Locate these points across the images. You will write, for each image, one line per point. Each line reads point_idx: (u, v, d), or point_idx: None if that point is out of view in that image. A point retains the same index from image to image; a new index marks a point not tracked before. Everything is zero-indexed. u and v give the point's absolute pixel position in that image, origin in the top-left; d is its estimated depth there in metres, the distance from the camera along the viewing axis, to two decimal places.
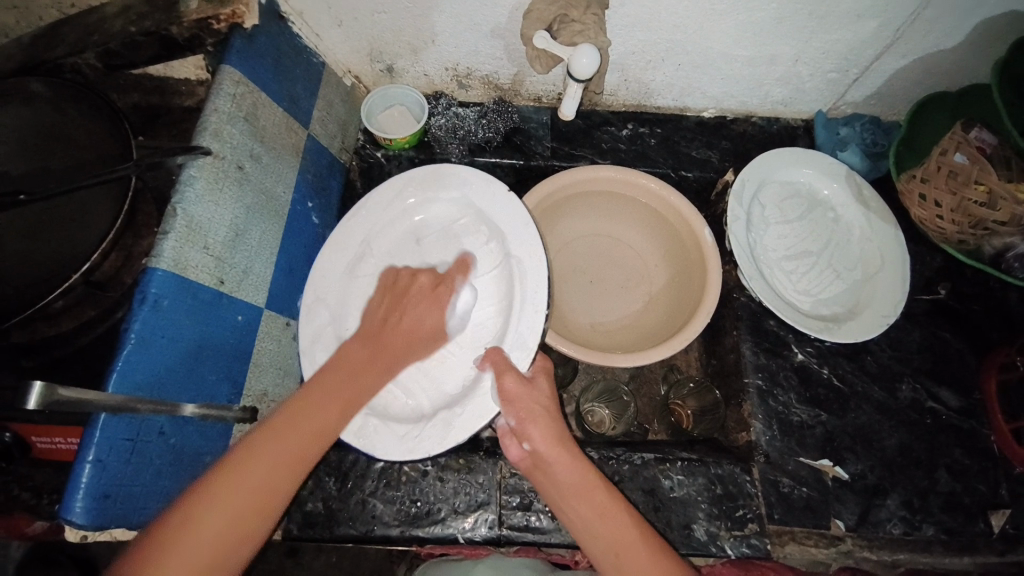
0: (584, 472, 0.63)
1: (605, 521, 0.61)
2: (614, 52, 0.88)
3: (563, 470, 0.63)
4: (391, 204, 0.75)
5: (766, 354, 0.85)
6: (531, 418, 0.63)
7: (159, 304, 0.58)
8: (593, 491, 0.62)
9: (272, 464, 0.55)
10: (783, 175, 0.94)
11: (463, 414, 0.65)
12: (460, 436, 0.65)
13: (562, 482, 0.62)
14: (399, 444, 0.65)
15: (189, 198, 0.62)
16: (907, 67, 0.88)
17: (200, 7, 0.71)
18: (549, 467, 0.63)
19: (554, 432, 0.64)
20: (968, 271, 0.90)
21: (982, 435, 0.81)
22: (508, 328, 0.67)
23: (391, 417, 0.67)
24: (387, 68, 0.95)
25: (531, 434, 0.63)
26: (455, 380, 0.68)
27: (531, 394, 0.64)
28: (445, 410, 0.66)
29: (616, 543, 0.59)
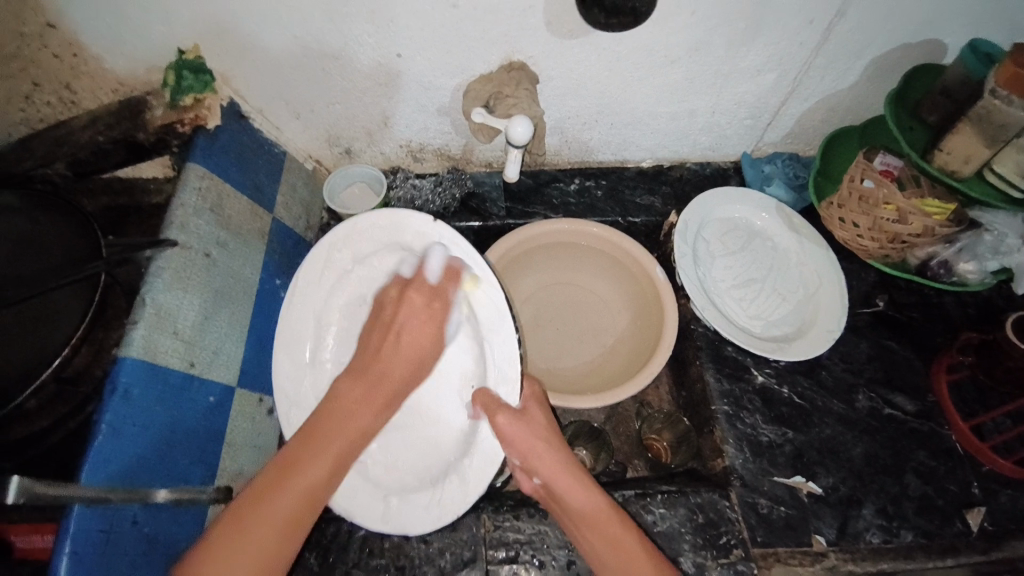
0: (593, 500, 0.66)
1: (614, 552, 0.63)
2: (551, 118, 0.97)
3: (571, 497, 0.66)
4: (329, 272, 0.73)
5: (729, 379, 0.88)
6: (534, 453, 0.68)
7: (130, 393, 0.60)
8: (599, 515, 0.65)
9: (292, 496, 0.60)
10: (720, 213, 1.02)
11: (473, 464, 0.70)
12: (478, 486, 0.69)
13: (574, 510, 0.66)
14: (426, 513, 0.69)
15: (157, 287, 0.66)
16: (811, 109, 0.99)
17: (166, 114, 0.80)
18: (558, 496, 0.67)
19: (557, 460, 0.68)
20: (900, 281, 0.97)
21: (943, 435, 0.85)
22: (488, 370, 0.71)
23: (409, 490, 0.71)
24: (345, 150, 1.01)
25: (538, 467, 0.68)
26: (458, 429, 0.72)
27: (529, 427, 0.69)
28: (456, 466, 0.70)
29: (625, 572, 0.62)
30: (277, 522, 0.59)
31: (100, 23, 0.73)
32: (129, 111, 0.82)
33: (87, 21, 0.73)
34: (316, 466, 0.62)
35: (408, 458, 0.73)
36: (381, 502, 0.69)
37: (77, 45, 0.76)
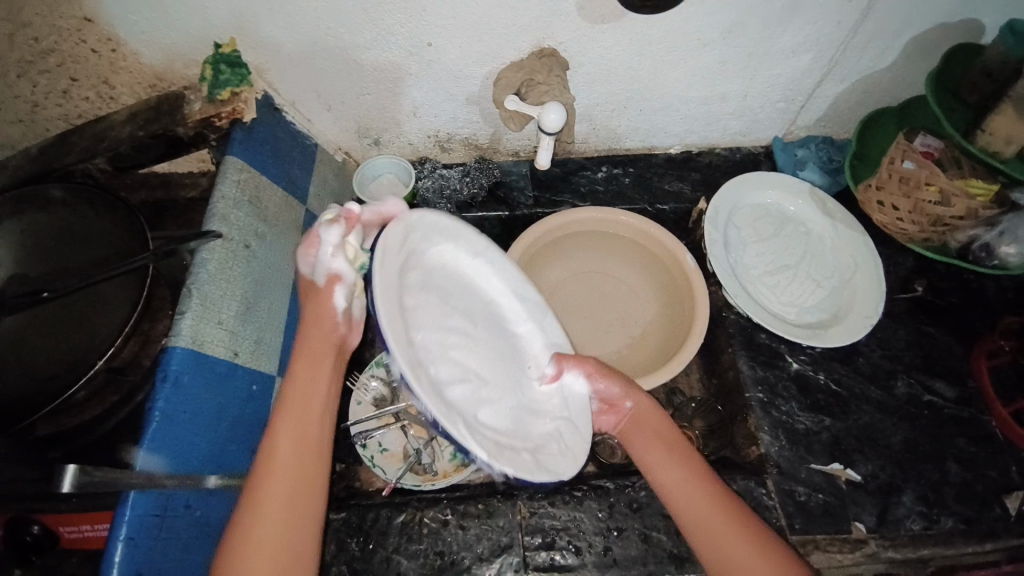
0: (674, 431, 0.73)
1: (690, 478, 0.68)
2: (580, 106, 0.96)
3: (651, 426, 0.73)
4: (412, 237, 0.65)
5: (763, 367, 0.88)
6: (632, 387, 0.74)
7: (180, 380, 0.62)
8: (676, 444, 0.71)
9: (284, 483, 0.58)
10: (751, 199, 1.01)
11: (573, 419, 0.71)
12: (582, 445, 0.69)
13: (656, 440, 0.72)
14: (569, 454, 0.67)
15: (202, 278, 0.67)
16: (847, 90, 0.96)
17: (204, 108, 0.81)
18: (645, 428, 0.73)
19: (648, 403, 0.74)
20: (940, 266, 0.95)
21: (985, 422, 0.83)
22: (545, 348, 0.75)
23: (531, 442, 0.66)
24: (374, 141, 1.02)
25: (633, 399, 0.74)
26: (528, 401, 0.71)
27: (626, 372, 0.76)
28: (558, 429, 0.69)
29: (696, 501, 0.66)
30: (280, 510, 0.57)
31: (138, 18, 0.75)
32: (167, 106, 0.83)
33: (125, 16, 0.74)
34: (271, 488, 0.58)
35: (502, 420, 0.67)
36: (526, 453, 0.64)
37: (115, 39, 0.77)
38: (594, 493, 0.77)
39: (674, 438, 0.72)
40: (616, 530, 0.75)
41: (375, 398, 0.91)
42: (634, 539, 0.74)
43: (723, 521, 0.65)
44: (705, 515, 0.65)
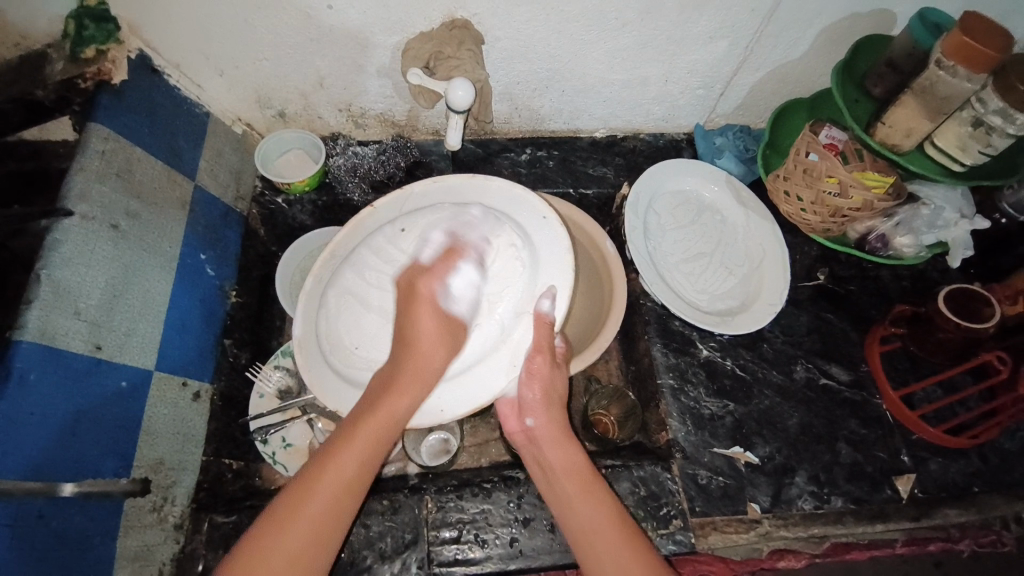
0: (569, 450, 0.69)
1: (588, 500, 0.65)
2: (500, 83, 0.92)
3: (552, 451, 0.68)
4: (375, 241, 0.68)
5: (675, 354, 0.89)
6: (546, 401, 0.69)
7: (26, 379, 0.55)
8: (582, 473, 0.67)
9: (307, 526, 0.56)
10: (671, 186, 1.01)
11: (550, 266, 0.66)
12: (561, 264, 0.66)
13: (553, 456, 0.68)
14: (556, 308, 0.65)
15: (54, 262, 0.60)
16: (763, 79, 0.97)
17: (66, 67, 0.72)
18: (541, 446, 0.69)
19: (557, 421, 0.69)
20: (842, 256, 0.99)
21: (875, 405, 0.88)
22: (537, 246, 0.68)
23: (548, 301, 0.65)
24: (278, 113, 0.94)
25: (535, 412, 0.69)
26: (514, 300, 0.66)
27: (555, 380, 0.68)
28: (552, 294, 0.65)
29: (588, 521, 0.64)
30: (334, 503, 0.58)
31: None
32: (24, 64, 0.72)
33: None
34: (299, 527, 0.56)
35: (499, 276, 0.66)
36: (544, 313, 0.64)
37: None
38: (503, 485, 0.76)
39: (575, 463, 0.68)
40: (523, 520, 0.74)
41: (278, 390, 0.87)
42: (541, 529, 0.73)
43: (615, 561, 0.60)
44: (600, 554, 0.61)
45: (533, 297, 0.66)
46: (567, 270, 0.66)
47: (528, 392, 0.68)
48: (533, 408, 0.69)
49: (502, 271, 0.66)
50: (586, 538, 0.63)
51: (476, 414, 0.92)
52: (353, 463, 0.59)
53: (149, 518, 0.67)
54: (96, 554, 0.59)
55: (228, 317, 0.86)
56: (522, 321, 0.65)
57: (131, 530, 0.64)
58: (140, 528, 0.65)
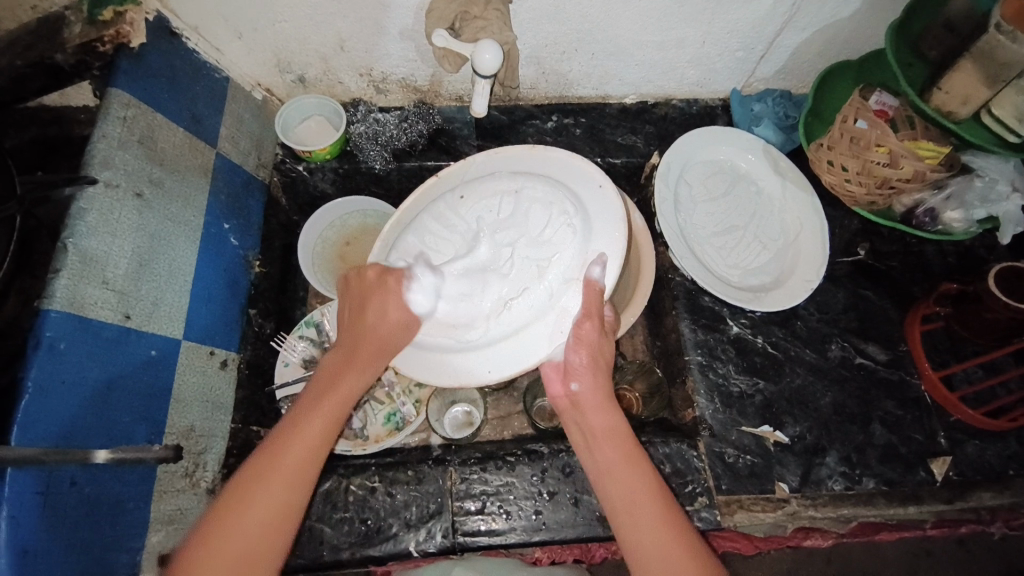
0: (613, 418, 0.63)
1: (629, 471, 0.60)
2: (527, 46, 0.88)
3: (596, 416, 0.63)
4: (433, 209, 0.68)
5: (704, 330, 0.86)
6: (593, 365, 0.64)
7: (56, 348, 0.56)
8: (625, 443, 0.62)
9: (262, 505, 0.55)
10: (704, 155, 0.96)
11: (601, 232, 0.64)
12: (616, 228, 0.63)
13: (595, 424, 0.63)
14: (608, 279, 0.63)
15: (80, 231, 0.60)
16: (809, 40, 0.91)
17: (84, 30, 0.69)
18: (585, 412, 0.64)
19: (603, 386, 0.64)
20: (884, 230, 0.94)
21: (913, 385, 0.85)
22: (589, 212, 0.65)
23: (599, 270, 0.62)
24: (298, 78, 0.91)
25: (581, 377, 0.64)
26: (565, 266, 0.65)
27: (603, 346, 0.64)
28: (607, 262, 0.62)
29: (629, 493, 0.59)
30: (287, 474, 0.56)
31: None
32: (44, 29, 0.71)
33: None
34: (265, 497, 0.55)
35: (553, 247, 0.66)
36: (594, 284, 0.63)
37: None
38: (528, 458, 0.76)
39: (618, 431, 0.63)
40: (547, 494, 0.74)
41: (303, 359, 0.88)
42: (564, 502, 0.73)
43: (657, 540, 0.57)
44: (642, 532, 0.57)
45: (584, 263, 0.64)
46: (618, 235, 0.63)
47: (573, 355, 0.63)
48: (580, 370, 0.64)
49: (551, 238, 0.66)
50: (626, 511, 0.59)
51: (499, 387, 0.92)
52: (315, 429, 0.59)
53: (181, 484, 0.68)
54: (130, 519, 0.61)
55: (253, 288, 0.86)
56: (571, 288, 0.64)
57: (164, 494, 0.66)
58: (173, 493, 0.67)
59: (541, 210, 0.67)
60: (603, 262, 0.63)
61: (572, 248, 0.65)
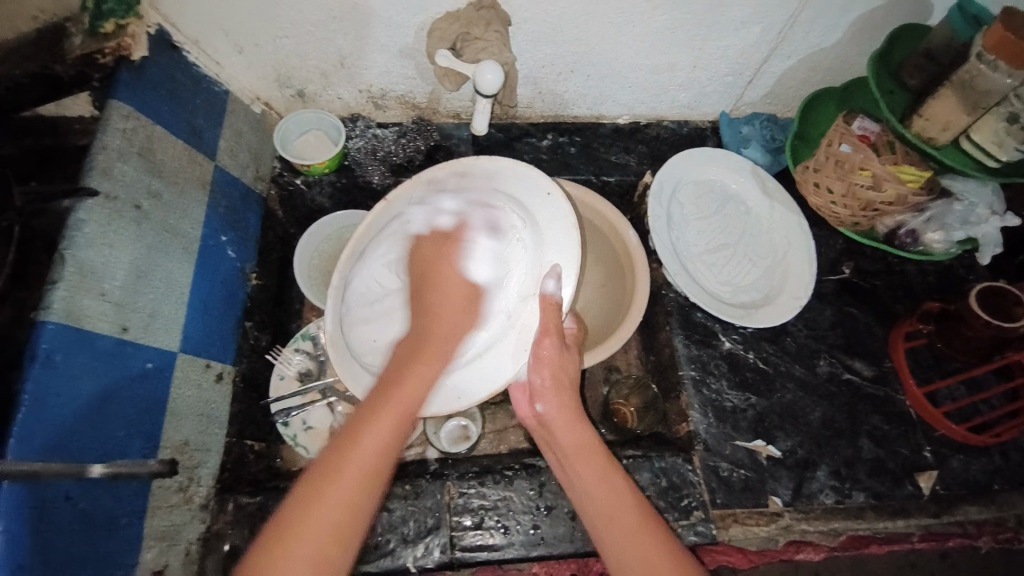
0: (580, 434, 0.66)
1: (601, 482, 0.62)
2: (524, 66, 0.90)
3: (565, 432, 0.66)
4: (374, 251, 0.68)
5: (697, 345, 0.88)
6: (555, 382, 0.68)
7: (52, 360, 0.55)
8: (597, 458, 0.64)
9: (335, 516, 0.51)
10: (695, 175, 0.99)
11: (552, 245, 0.64)
12: (568, 240, 0.64)
13: (563, 442, 0.66)
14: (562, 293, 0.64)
15: (78, 242, 0.60)
16: (794, 66, 0.95)
17: (85, 42, 0.69)
18: (553, 429, 0.67)
19: (569, 403, 0.68)
20: (867, 250, 0.97)
21: (898, 400, 0.88)
22: (539, 223, 0.65)
23: (552, 284, 0.63)
24: (297, 93, 0.92)
25: (544, 397, 0.68)
26: (522, 282, 0.66)
27: (567, 365, 0.69)
28: (562, 274, 0.64)
29: (604, 504, 0.61)
30: (354, 482, 0.52)
31: None
32: (45, 40, 0.71)
33: None
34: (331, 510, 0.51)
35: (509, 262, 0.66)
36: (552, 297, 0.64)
37: None
38: (525, 472, 0.76)
39: (586, 444, 0.65)
40: (545, 508, 0.74)
41: (299, 372, 0.87)
42: (563, 517, 0.73)
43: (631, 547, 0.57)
44: (618, 543, 0.58)
45: (539, 277, 0.65)
46: (571, 247, 0.64)
47: (537, 376, 0.68)
48: (544, 392, 0.68)
49: (506, 254, 0.66)
50: (599, 522, 0.60)
51: (494, 401, 0.92)
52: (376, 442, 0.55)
53: (176, 498, 0.67)
54: (126, 535, 0.60)
55: (248, 300, 0.86)
56: (529, 305, 0.65)
57: (158, 510, 0.64)
58: (167, 509, 0.65)
59: (490, 224, 0.66)
60: (557, 275, 0.64)
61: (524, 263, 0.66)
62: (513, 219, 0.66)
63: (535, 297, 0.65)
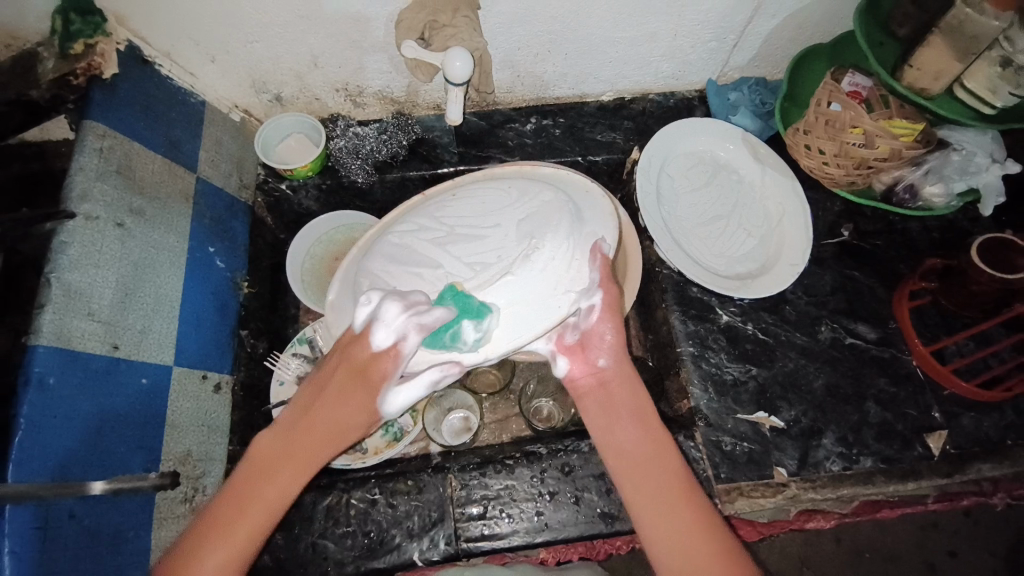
0: (643, 400, 0.63)
1: (658, 454, 0.60)
2: (499, 50, 0.88)
3: (627, 397, 0.62)
4: (420, 221, 0.64)
5: (694, 321, 0.87)
6: (614, 338, 0.63)
7: (46, 382, 0.56)
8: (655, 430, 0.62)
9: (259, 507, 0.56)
10: (683, 146, 0.97)
11: (593, 213, 0.63)
12: (610, 212, 0.64)
13: (624, 406, 0.62)
14: (607, 253, 0.60)
15: (63, 264, 0.61)
16: (780, 26, 0.91)
17: (57, 65, 0.70)
18: (614, 390, 0.63)
19: (626, 364, 0.64)
20: (866, 210, 0.94)
21: (905, 361, 0.86)
22: (578, 199, 0.65)
23: (605, 244, 0.60)
24: (274, 97, 0.92)
25: (609, 351, 0.63)
26: (563, 242, 0.59)
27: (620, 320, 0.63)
28: (605, 238, 0.61)
29: (663, 474, 0.59)
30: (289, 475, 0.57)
31: None
32: (17, 65, 0.71)
33: None
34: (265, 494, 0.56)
35: (543, 222, 0.60)
36: (594, 256, 0.59)
37: None
38: (526, 460, 0.76)
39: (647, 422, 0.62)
40: (548, 494, 0.74)
41: (297, 376, 0.87)
42: (565, 502, 0.74)
43: (669, 523, 0.57)
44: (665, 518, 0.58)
45: (586, 240, 0.60)
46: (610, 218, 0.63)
47: (599, 327, 0.62)
48: (606, 348, 0.63)
49: (543, 214, 0.61)
50: (653, 499, 0.58)
51: (495, 392, 0.92)
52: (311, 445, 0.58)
53: (181, 508, 0.69)
54: (132, 548, 0.61)
55: (242, 309, 0.87)
56: (578, 261, 0.59)
57: (164, 521, 0.66)
58: (173, 519, 0.67)
59: (540, 192, 0.63)
60: (608, 240, 0.61)
61: (568, 223, 0.60)
62: (557, 190, 0.64)
63: (595, 253, 0.60)
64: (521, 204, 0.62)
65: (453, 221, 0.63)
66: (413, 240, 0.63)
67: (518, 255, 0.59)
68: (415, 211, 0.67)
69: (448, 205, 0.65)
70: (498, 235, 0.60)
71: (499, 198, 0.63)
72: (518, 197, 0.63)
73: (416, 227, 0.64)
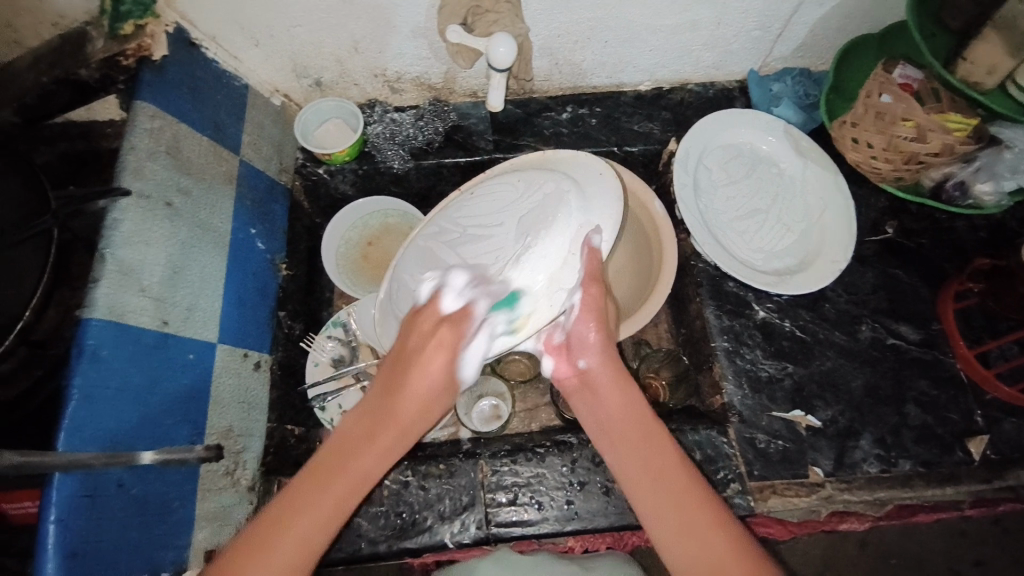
0: (631, 399, 0.61)
1: (648, 452, 0.58)
2: (539, 37, 0.87)
3: (612, 394, 0.61)
4: (435, 224, 0.66)
5: (729, 316, 0.85)
6: (596, 333, 0.63)
7: (99, 355, 0.58)
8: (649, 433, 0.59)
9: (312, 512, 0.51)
10: (722, 138, 0.95)
11: (592, 202, 0.62)
12: (613, 200, 0.62)
13: (606, 405, 0.61)
14: (598, 248, 0.60)
15: (116, 241, 0.62)
16: (829, 15, 0.88)
17: (107, 45, 0.72)
18: (598, 388, 0.62)
19: (611, 360, 0.63)
20: (913, 207, 0.91)
21: (948, 364, 0.83)
22: (582, 186, 0.63)
23: (599, 237, 0.60)
24: (314, 82, 0.93)
25: (589, 349, 0.63)
26: (559, 237, 0.59)
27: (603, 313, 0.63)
28: (599, 230, 0.60)
29: (657, 473, 0.57)
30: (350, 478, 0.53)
31: None
32: (70, 46, 0.73)
33: None
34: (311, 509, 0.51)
35: (540, 216, 0.60)
36: (585, 250, 0.59)
37: None
38: (557, 449, 0.76)
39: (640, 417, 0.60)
40: (578, 484, 0.74)
41: (332, 358, 0.89)
42: (596, 492, 0.74)
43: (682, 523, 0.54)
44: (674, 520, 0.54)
45: (580, 233, 0.60)
46: (612, 207, 0.62)
47: (580, 327, 0.62)
48: (588, 348, 0.63)
49: (543, 209, 0.60)
50: (653, 501, 0.56)
51: (525, 380, 0.93)
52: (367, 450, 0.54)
53: (222, 482, 0.71)
54: (177, 517, 0.64)
55: (280, 290, 0.88)
56: (572, 258, 0.59)
57: (207, 493, 0.68)
58: (215, 492, 0.69)
59: (542, 183, 0.62)
60: (603, 232, 0.60)
61: (563, 218, 0.59)
62: (561, 179, 0.62)
63: (583, 246, 0.59)
64: (524, 198, 0.62)
65: (461, 221, 0.63)
66: (429, 243, 0.64)
67: (518, 252, 0.59)
68: (433, 213, 0.68)
69: (458, 204, 0.65)
70: (502, 234, 0.60)
71: (506, 192, 0.63)
72: (523, 192, 0.62)
73: (432, 230, 0.65)
